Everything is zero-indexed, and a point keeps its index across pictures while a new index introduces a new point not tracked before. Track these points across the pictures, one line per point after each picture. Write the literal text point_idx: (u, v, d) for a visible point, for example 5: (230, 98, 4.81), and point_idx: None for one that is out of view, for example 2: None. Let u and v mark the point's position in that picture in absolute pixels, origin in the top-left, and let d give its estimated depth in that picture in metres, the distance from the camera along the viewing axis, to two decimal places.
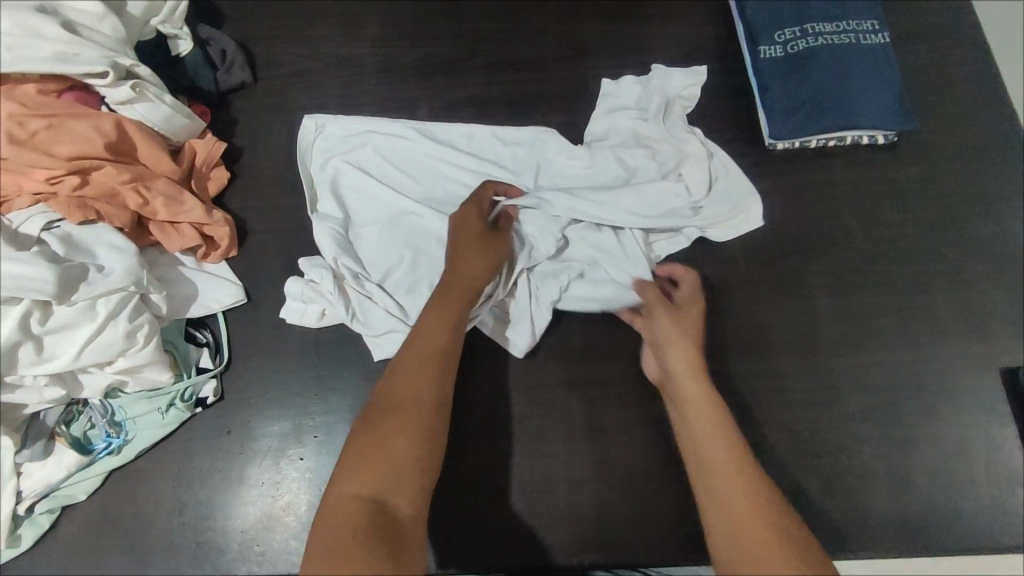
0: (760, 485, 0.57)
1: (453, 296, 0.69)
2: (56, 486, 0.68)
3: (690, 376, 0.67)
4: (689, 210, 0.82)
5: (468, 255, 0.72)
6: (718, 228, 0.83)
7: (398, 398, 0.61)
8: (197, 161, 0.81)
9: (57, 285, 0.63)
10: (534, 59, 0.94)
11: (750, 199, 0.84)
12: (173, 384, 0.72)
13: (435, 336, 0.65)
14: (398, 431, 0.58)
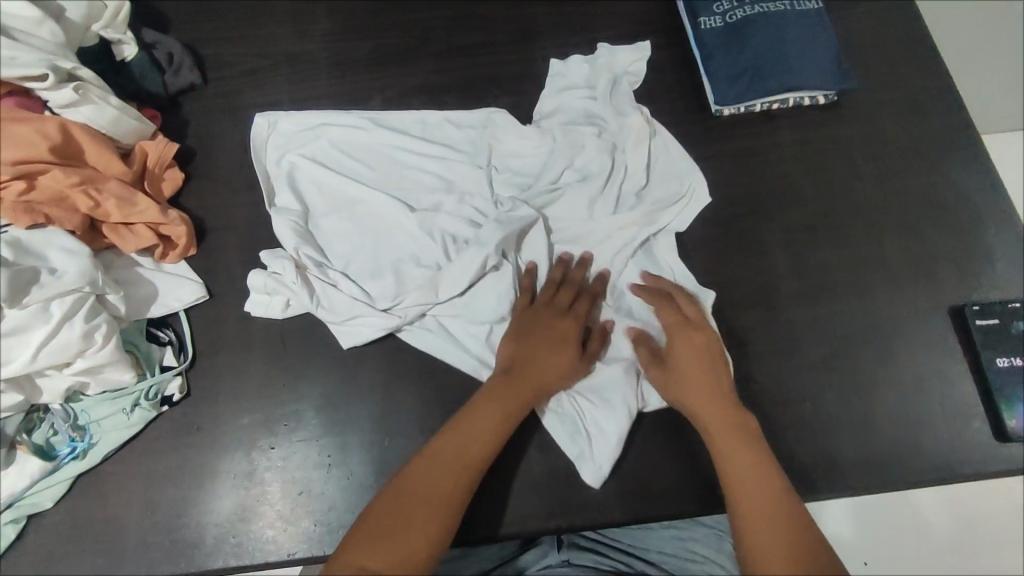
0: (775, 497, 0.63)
1: (515, 395, 0.69)
2: (19, 495, 0.67)
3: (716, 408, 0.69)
4: (636, 194, 0.84)
5: (546, 362, 0.72)
6: (671, 211, 0.83)
7: (437, 483, 0.63)
8: (149, 163, 0.80)
9: (6, 288, 0.62)
10: (482, 46, 0.95)
11: (693, 175, 0.85)
12: (138, 383, 0.71)
13: (484, 430, 0.67)
14: (426, 513, 0.61)
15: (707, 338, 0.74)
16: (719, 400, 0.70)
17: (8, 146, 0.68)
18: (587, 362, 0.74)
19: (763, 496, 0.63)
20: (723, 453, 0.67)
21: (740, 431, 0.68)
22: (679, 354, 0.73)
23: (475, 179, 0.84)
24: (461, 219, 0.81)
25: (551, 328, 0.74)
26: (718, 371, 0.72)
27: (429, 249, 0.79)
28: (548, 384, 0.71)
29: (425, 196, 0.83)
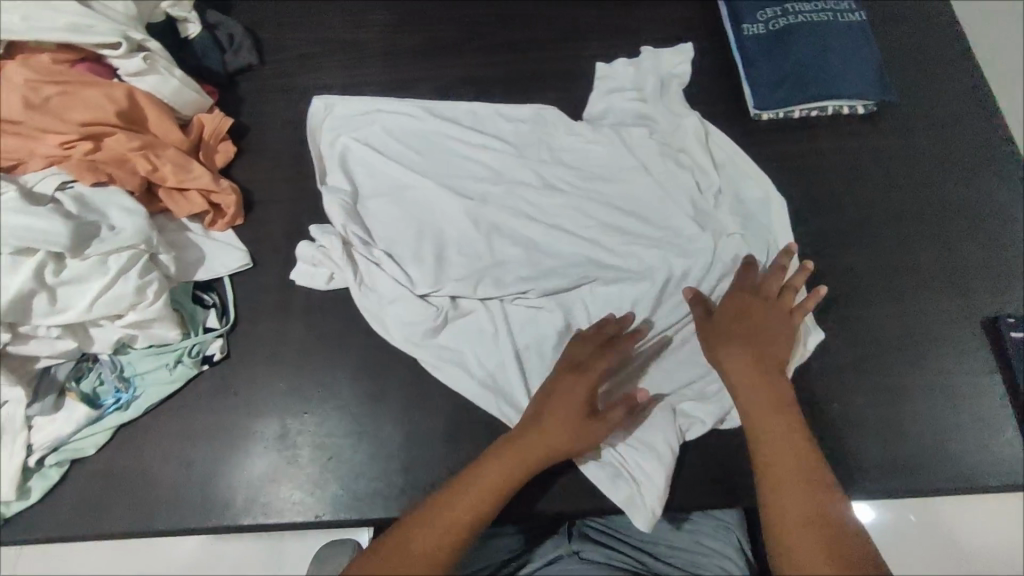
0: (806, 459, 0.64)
1: (524, 458, 0.66)
2: (65, 439, 0.70)
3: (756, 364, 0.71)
4: (697, 190, 0.86)
5: (552, 425, 0.67)
6: (727, 209, 0.85)
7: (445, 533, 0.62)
8: (205, 134, 0.83)
9: (70, 240, 0.65)
10: (529, 43, 0.98)
11: (752, 175, 0.87)
12: (182, 341, 0.74)
13: (493, 487, 0.65)
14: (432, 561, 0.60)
15: (761, 320, 0.74)
16: (763, 379, 0.70)
17: (77, 108, 0.71)
18: (602, 429, 0.68)
19: (794, 469, 0.64)
20: (760, 428, 0.68)
21: (780, 409, 0.68)
22: (728, 330, 0.73)
23: (524, 171, 0.87)
24: (504, 208, 0.84)
25: (563, 391, 0.69)
26: (765, 354, 0.72)
27: (470, 235, 0.82)
28: (557, 449, 0.67)
29: (473, 183, 0.86)
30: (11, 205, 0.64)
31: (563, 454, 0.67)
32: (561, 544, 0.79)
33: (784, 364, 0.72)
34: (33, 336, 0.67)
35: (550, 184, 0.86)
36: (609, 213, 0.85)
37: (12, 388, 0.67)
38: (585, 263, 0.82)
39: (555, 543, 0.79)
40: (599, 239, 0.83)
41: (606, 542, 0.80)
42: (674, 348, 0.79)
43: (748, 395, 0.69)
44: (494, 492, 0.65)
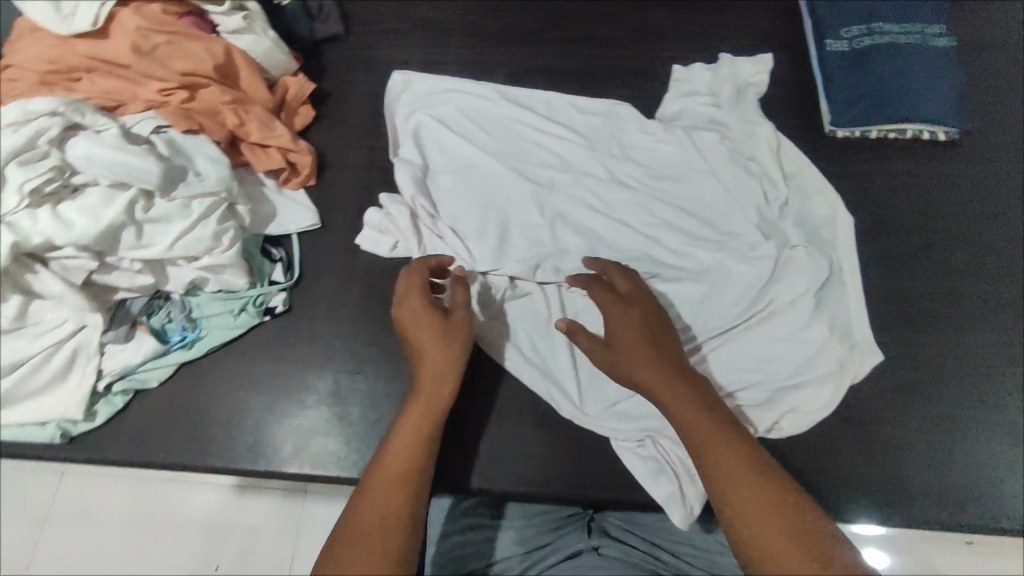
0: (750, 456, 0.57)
1: (426, 403, 0.64)
2: (132, 369, 0.73)
3: (660, 370, 0.65)
4: (764, 199, 0.85)
5: (426, 354, 0.66)
6: (791, 221, 0.85)
7: (393, 499, 0.57)
8: (289, 96, 0.87)
9: (161, 180, 0.68)
10: (606, 38, 0.99)
11: (822, 189, 0.86)
12: (248, 290, 0.77)
13: (413, 442, 0.61)
14: (390, 530, 0.55)
15: (640, 301, 0.71)
16: (657, 364, 0.65)
17: (180, 58, 0.75)
18: (460, 316, 0.69)
19: (726, 450, 0.57)
20: (681, 421, 0.61)
21: (682, 389, 0.63)
22: (614, 327, 0.69)
23: (591, 165, 0.88)
24: (569, 198, 0.86)
25: (416, 321, 0.68)
26: (648, 332, 0.68)
27: (533, 221, 0.84)
28: (440, 372, 0.65)
29: (541, 170, 0.87)
30: (111, 140, 0.67)
31: (454, 373, 0.66)
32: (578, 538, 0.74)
33: (668, 333, 0.69)
34: (116, 268, 0.71)
35: (616, 179, 0.87)
36: (673, 213, 0.85)
37: (92, 314, 0.71)
38: (645, 260, 0.83)
39: (571, 538, 0.74)
40: (659, 238, 0.84)
41: (623, 539, 0.75)
42: (728, 356, 0.79)
43: (659, 389, 0.64)
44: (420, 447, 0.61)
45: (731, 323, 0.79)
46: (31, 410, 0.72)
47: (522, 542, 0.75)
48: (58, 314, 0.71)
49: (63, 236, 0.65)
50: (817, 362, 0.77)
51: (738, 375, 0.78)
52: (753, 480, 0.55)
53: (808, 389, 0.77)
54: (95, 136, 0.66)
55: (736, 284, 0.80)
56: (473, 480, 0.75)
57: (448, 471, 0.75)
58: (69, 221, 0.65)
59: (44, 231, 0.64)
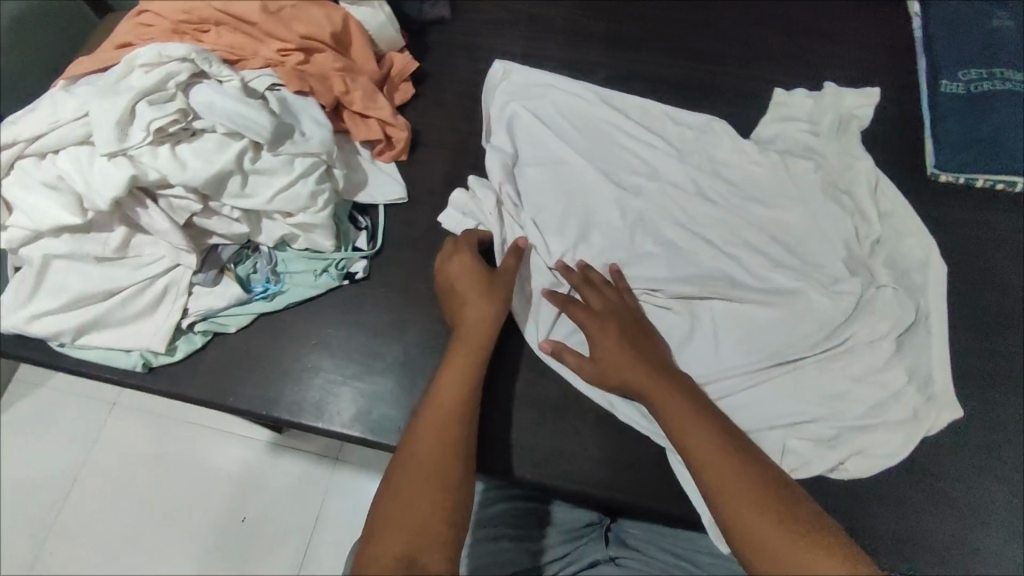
0: (739, 455, 0.60)
1: (467, 360, 0.69)
2: (216, 311, 0.76)
3: (649, 374, 0.69)
4: (854, 233, 0.83)
5: (471, 302, 0.73)
6: (880, 259, 0.82)
7: (437, 457, 0.61)
8: (393, 71, 0.89)
9: (271, 134, 0.71)
10: (708, 54, 0.98)
11: (917, 232, 0.83)
12: (333, 253, 0.79)
13: (454, 401, 0.66)
14: (438, 479, 0.60)
15: (615, 310, 0.75)
16: (642, 368, 0.69)
17: (302, 22, 0.80)
18: (507, 274, 0.75)
19: (713, 444, 0.61)
20: (668, 421, 0.65)
21: (667, 389, 0.67)
22: (595, 341, 0.72)
23: (679, 177, 0.87)
24: (654, 206, 0.85)
25: (463, 278, 0.75)
26: (629, 339, 0.72)
27: (613, 223, 0.84)
28: (484, 327, 0.71)
29: (629, 175, 0.87)
30: (231, 91, 0.71)
31: (495, 323, 0.72)
32: (596, 548, 0.75)
33: (650, 339, 0.74)
34: (216, 214, 0.74)
35: (703, 194, 0.86)
36: (758, 235, 0.84)
37: (187, 255, 0.73)
38: (726, 278, 0.81)
39: (589, 547, 0.76)
40: (741, 259, 0.82)
41: (644, 552, 0.76)
42: (800, 386, 0.76)
43: (648, 392, 0.68)
44: (459, 407, 0.66)
45: (805, 354, 0.77)
46: (115, 337, 0.75)
47: (544, 551, 0.76)
48: (157, 251, 0.75)
49: (176, 175, 0.67)
50: (890, 408, 0.75)
51: (808, 407, 0.75)
52: (741, 470, 0.59)
53: (878, 433, 0.74)
54: (218, 87, 0.71)
55: (817, 315, 0.78)
56: (526, 471, 0.74)
57: (500, 458, 0.75)
58: (184, 163, 0.68)
59: (160, 168, 0.67)
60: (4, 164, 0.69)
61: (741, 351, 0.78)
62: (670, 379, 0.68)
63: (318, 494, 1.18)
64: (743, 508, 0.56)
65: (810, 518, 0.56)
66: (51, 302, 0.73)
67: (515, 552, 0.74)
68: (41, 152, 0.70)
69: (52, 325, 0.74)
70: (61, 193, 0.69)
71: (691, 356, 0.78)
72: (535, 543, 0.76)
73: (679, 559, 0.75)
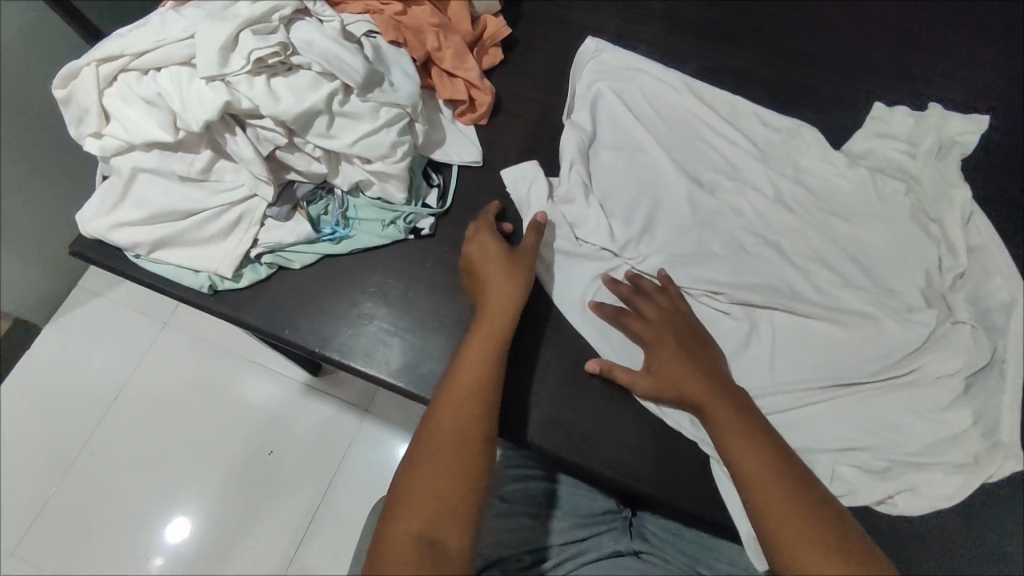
0: (789, 478, 0.60)
1: (495, 319, 0.69)
2: (284, 246, 0.78)
3: (706, 388, 0.67)
4: (938, 265, 0.79)
5: (491, 278, 0.72)
6: (961, 295, 0.78)
7: (452, 442, 0.60)
8: (486, 34, 0.89)
9: (363, 79, 0.71)
10: (807, 57, 0.94)
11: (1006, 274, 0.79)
12: (404, 206, 0.80)
13: (470, 385, 0.64)
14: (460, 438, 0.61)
15: (672, 320, 0.73)
16: (696, 383, 0.68)
17: None
18: (527, 252, 0.74)
19: (765, 465, 0.61)
20: (720, 439, 0.64)
21: (722, 406, 0.66)
22: (650, 351, 0.71)
23: (760, 180, 0.84)
24: (729, 206, 0.83)
25: (487, 255, 0.73)
26: (687, 351, 0.70)
27: (685, 218, 0.82)
28: (505, 300, 0.70)
29: (708, 170, 0.85)
30: (331, 32, 0.73)
31: (516, 300, 0.71)
32: (617, 540, 0.75)
33: (706, 352, 0.72)
34: (299, 150, 0.75)
35: (783, 201, 0.83)
36: (834, 250, 0.80)
37: (265, 187, 0.75)
38: (794, 290, 0.79)
39: (608, 538, 0.76)
40: (812, 272, 0.79)
41: (664, 551, 0.75)
42: (855, 412, 0.73)
43: (701, 407, 0.67)
44: (476, 391, 0.64)
45: (865, 380, 0.74)
46: (187, 257, 0.78)
47: (562, 533, 0.75)
48: (237, 178, 0.76)
49: (269, 107, 0.68)
50: (949, 450, 0.72)
51: (863, 435, 0.72)
52: (790, 493, 0.58)
53: (931, 472, 0.71)
54: (318, 27, 0.72)
55: (886, 342, 0.75)
56: (564, 450, 0.74)
57: (540, 432, 0.75)
58: (277, 96, 0.69)
59: (254, 97, 0.68)
60: (108, 75, 0.72)
61: (799, 366, 0.75)
62: (725, 394, 0.67)
63: (345, 442, 1.21)
64: (790, 535, 0.56)
65: (853, 546, 0.55)
66: (133, 214, 0.76)
67: (531, 529, 0.75)
68: (142, 68, 0.72)
69: (131, 236, 0.77)
70: (158, 109, 0.71)
71: (747, 363, 0.76)
72: (555, 521, 0.76)
73: (698, 565, 0.74)
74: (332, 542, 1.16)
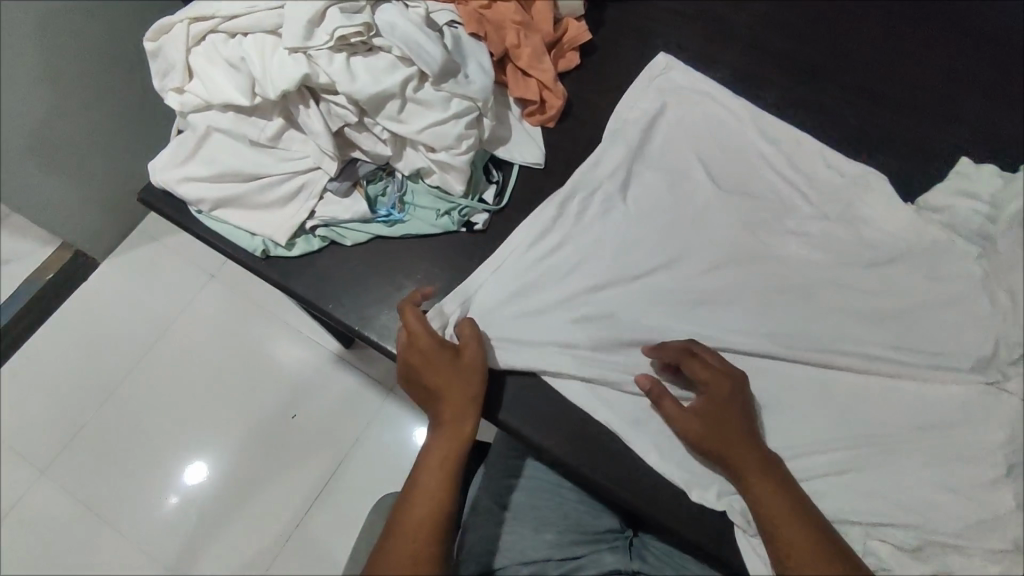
0: (832, 558, 0.62)
1: (454, 424, 0.69)
2: (339, 221, 0.79)
3: (755, 457, 0.67)
4: (1000, 339, 0.75)
5: (443, 384, 0.69)
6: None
7: (409, 561, 0.63)
8: (565, 37, 0.89)
9: (438, 69, 0.72)
10: (894, 101, 0.90)
11: None
12: (461, 198, 0.80)
13: (430, 499, 0.66)
14: (418, 555, 0.64)
15: (724, 372, 0.70)
16: (751, 450, 0.67)
17: None
18: (473, 351, 0.71)
19: (812, 551, 0.63)
20: (768, 514, 0.65)
21: (772, 481, 0.66)
22: (711, 401, 0.69)
23: (825, 222, 0.81)
24: (789, 246, 0.80)
25: (433, 356, 0.70)
26: (736, 411, 0.69)
27: (742, 251, 0.80)
28: (459, 408, 0.69)
29: (773, 205, 0.82)
30: (414, 18, 0.73)
31: (473, 402, 0.70)
32: (618, 558, 0.76)
33: (752, 411, 0.71)
34: (367, 131, 0.76)
35: (847, 247, 0.80)
36: (893, 306, 0.77)
37: (329, 161, 0.76)
38: (845, 341, 0.76)
39: (607, 557, 0.76)
40: (866, 326, 0.76)
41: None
42: (890, 478, 0.70)
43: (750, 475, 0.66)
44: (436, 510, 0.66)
45: (902, 447, 0.72)
46: (246, 218, 0.80)
47: (564, 546, 0.76)
48: (304, 149, 0.77)
49: (345, 86, 0.70)
50: (986, 534, 0.68)
51: (893, 502, 0.70)
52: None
53: (963, 554, 0.68)
54: (402, 11, 0.73)
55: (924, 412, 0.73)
56: (582, 467, 0.73)
57: (561, 445, 0.74)
58: (355, 75, 0.70)
59: (332, 73, 0.70)
60: (197, 34, 0.74)
61: (837, 420, 0.73)
62: (771, 465, 0.67)
63: (365, 420, 1.23)
64: None
65: None
66: (202, 170, 0.79)
67: (531, 540, 0.76)
68: (231, 31, 0.74)
69: (197, 191, 0.79)
70: (239, 74, 0.73)
71: (786, 411, 0.73)
72: (559, 536, 0.76)
73: None
74: (339, 514, 1.18)
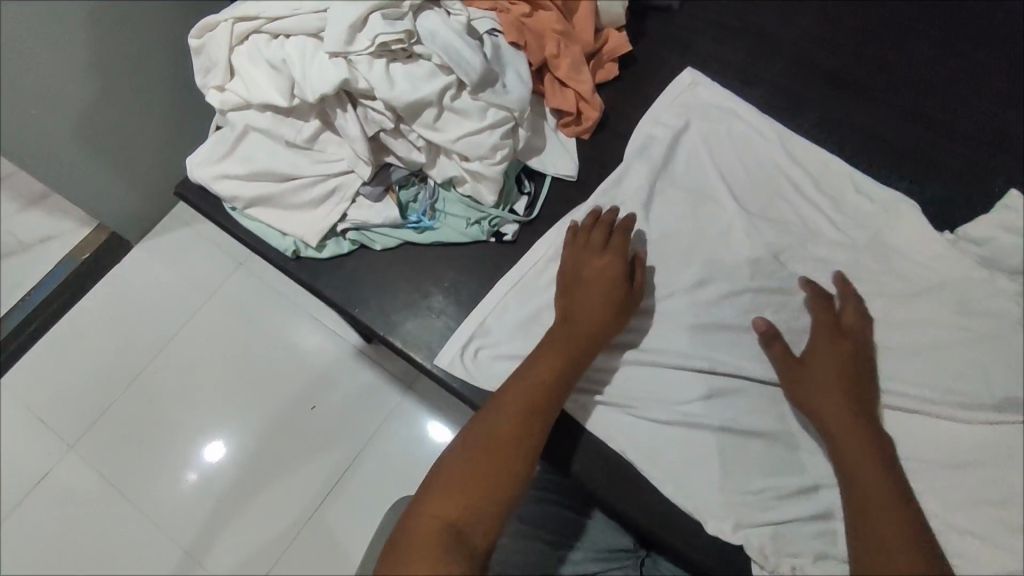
0: (908, 520, 0.63)
1: (594, 335, 0.70)
2: (370, 226, 0.79)
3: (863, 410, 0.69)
4: None
5: (600, 294, 0.71)
6: None
7: (509, 431, 0.64)
8: (606, 47, 0.88)
9: (478, 78, 0.71)
10: (942, 124, 0.87)
11: None
12: (492, 208, 0.80)
13: (541, 389, 0.67)
14: (518, 432, 0.65)
15: (857, 334, 0.73)
16: (847, 400, 0.69)
17: None
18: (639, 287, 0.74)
19: (891, 506, 0.63)
20: (847, 455, 0.67)
21: (861, 429, 0.68)
22: (818, 349, 0.72)
23: (862, 248, 0.79)
24: (824, 272, 0.78)
25: (600, 273, 0.72)
26: (860, 368, 0.71)
27: (775, 274, 0.78)
28: (602, 328, 0.70)
29: (809, 230, 0.81)
30: (455, 26, 0.73)
31: (617, 324, 0.71)
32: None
33: (869, 374, 0.72)
34: (402, 137, 0.76)
35: (885, 275, 0.78)
36: (930, 339, 0.75)
37: (364, 166, 0.76)
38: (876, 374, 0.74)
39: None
40: (900, 359, 0.74)
41: None
42: None
43: (840, 421, 0.68)
44: (533, 402, 0.66)
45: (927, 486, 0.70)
46: (279, 217, 0.80)
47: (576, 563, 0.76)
48: (339, 152, 0.78)
49: (384, 92, 0.70)
50: None
51: None
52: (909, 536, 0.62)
53: None
54: (444, 18, 0.72)
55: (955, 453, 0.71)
56: (600, 485, 0.73)
57: (577, 458, 0.74)
58: (394, 81, 0.70)
59: (372, 79, 0.70)
60: (240, 33, 0.75)
61: None
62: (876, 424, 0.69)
63: (384, 416, 1.24)
64: None
65: None
66: (237, 168, 0.79)
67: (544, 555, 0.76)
68: (273, 32, 0.75)
69: (231, 188, 0.80)
70: (280, 75, 0.73)
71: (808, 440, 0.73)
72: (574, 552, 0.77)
73: None
74: (353, 508, 1.19)
